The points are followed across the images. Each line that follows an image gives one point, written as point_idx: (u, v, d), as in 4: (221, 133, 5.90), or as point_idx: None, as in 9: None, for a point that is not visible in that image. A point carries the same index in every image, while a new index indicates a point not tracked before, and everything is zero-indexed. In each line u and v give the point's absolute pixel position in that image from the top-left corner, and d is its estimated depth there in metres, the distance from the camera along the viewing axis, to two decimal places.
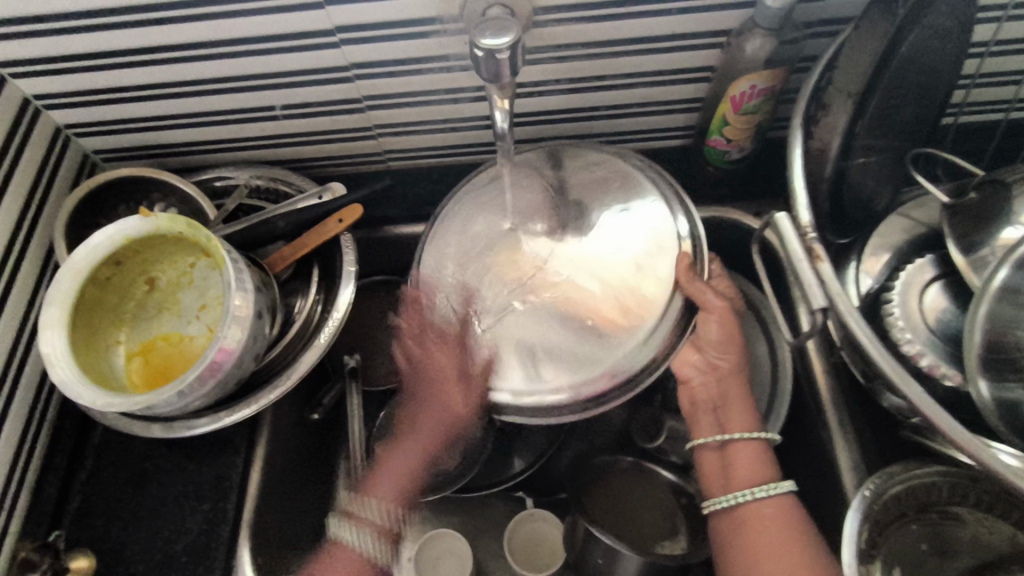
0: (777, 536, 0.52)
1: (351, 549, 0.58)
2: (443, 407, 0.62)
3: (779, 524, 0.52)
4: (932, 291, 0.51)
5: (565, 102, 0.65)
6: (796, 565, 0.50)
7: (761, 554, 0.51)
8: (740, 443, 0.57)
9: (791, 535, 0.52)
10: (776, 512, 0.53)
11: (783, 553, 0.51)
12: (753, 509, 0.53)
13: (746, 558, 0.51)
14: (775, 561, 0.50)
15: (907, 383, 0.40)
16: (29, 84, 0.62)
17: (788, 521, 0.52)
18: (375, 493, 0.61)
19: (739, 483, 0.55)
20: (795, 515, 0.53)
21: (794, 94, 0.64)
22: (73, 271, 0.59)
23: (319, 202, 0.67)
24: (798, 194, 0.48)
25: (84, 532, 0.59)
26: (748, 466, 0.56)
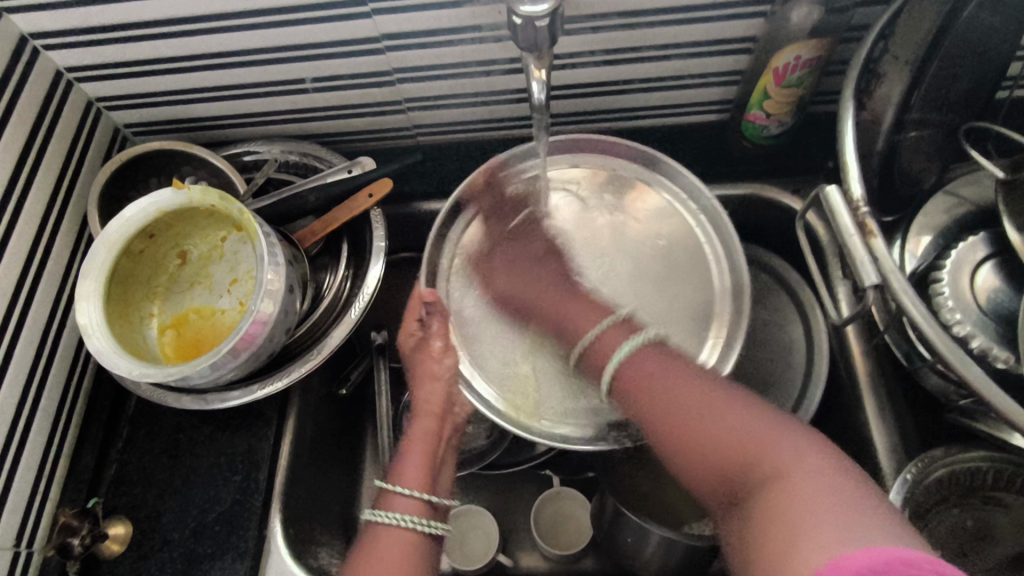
0: (688, 399, 0.48)
1: (406, 494, 0.53)
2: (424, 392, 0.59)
3: (676, 387, 0.49)
4: (983, 270, 0.49)
5: (599, 75, 0.63)
6: (726, 415, 0.46)
7: (697, 430, 0.46)
8: (630, 357, 0.52)
9: (695, 393, 0.48)
10: (655, 376, 0.50)
11: (708, 414, 0.46)
12: (642, 378, 0.51)
13: (690, 448, 0.46)
14: (712, 425, 0.46)
15: (964, 364, 0.39)
16: (62, 56, 0.62)
17: (674, 373, 0.50)
18: (409, 442, 0.57)
19: (651, 403, 0.49)
20: (670, 363, 0.51)
21: (839, 66, 0.61)
22: (107, 242, 0.59)
23: (349, 176, 0.67)
24: (848, 168, 0.46)
25: (123, 499, 0.61)
26: (654, 370, 0.51)
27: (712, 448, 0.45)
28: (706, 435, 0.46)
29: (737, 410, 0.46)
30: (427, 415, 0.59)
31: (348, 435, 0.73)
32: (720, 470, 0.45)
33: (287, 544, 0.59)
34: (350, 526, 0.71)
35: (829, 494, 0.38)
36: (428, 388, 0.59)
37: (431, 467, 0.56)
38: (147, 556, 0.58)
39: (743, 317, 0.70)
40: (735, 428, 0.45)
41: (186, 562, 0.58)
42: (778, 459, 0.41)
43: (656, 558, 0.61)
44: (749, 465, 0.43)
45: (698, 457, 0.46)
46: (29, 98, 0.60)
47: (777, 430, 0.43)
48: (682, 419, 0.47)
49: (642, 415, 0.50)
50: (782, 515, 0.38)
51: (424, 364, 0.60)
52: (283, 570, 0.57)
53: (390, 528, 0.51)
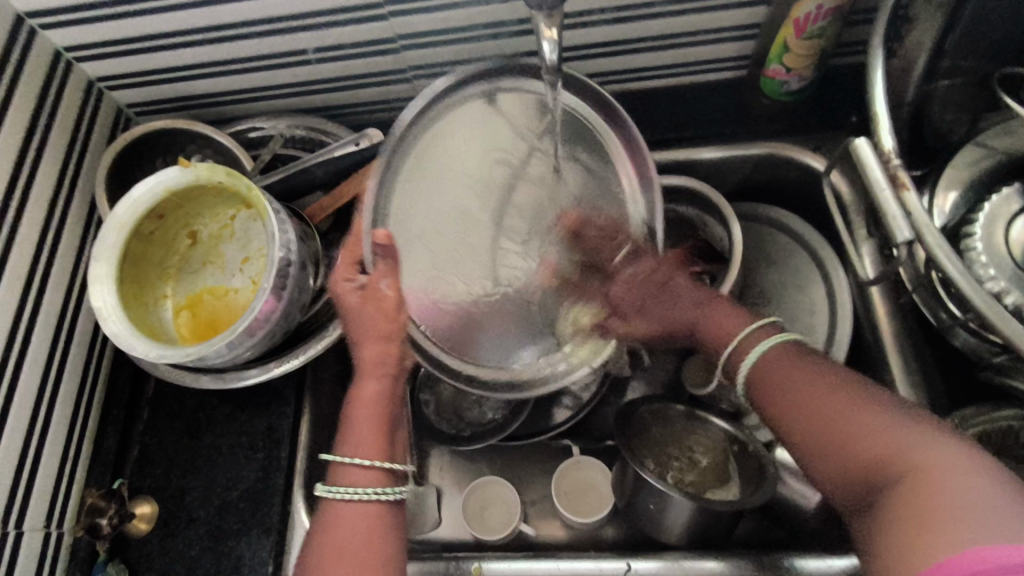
0: (815, 394, 0.43)
1: (361, 464, 0.46)
2: (372, 351, 0.51)
3: (800, 382, 0.45)
4: (1018, 224, 0.47)
5: (611, 34, 0.61)
6: (857, 411, 0.41)
7: (826, 427, 0.42)
8: (766, 354, 0.47)
9: (815, 386, 0.44)
10: (796, 369, 0.45)
11: (836, 409, 0.42)
12: (772, 374, 0.46)
13: (818, 451, 0.42)
14: (835, 422, 0.41)
15: (1003, 321, 0.37)
16: (60, 36, 0.60)
17: (806, 373, 0.45)
18: (355, 404, 0.49)
19: (776, 398, 0.45)
20: (805, 360, 0.46)
21: (862, 14, 0.59)
22: (117, 224, 0.58)
23: (356, 149, 0.64)
24: (876, 120, 0.44)
25: (146, 480, 0.61)
26: (785, 369, 0.46)
27: (843, 448, 0.40)
28: (846, 437, 0.41)
29: (888, 415, 0.40)
30: (375, 374, 0.50)
31: None
32: (856, 476, 0.40)
33: (309, 520, 0.57)
34: None
35: (975, 512, 0.33)
36: (375, 344, 0.51)
37: (385, 437, 0.48)
38: (174, 535, 0.59)
39: (763, 280, 0.69)
40: (871, 423, 0.40)
41: (213, 539, 0.59)
42: (925, 458, 0.36)
43: (680, 526, 0.61)
44: (881, 474, 0.38)
45: (834, 463, 0.41)
46: (29, 80, 0.59)
47: (933, 438, 0.37)
48: (818, 421, 0.42)
49: (771, 413, 0.46)
50: (923, 525, 0.34)
51: (376, 322, 0.51)
52: (307, 545, 0.57)
53: (348, 505, 0.45)
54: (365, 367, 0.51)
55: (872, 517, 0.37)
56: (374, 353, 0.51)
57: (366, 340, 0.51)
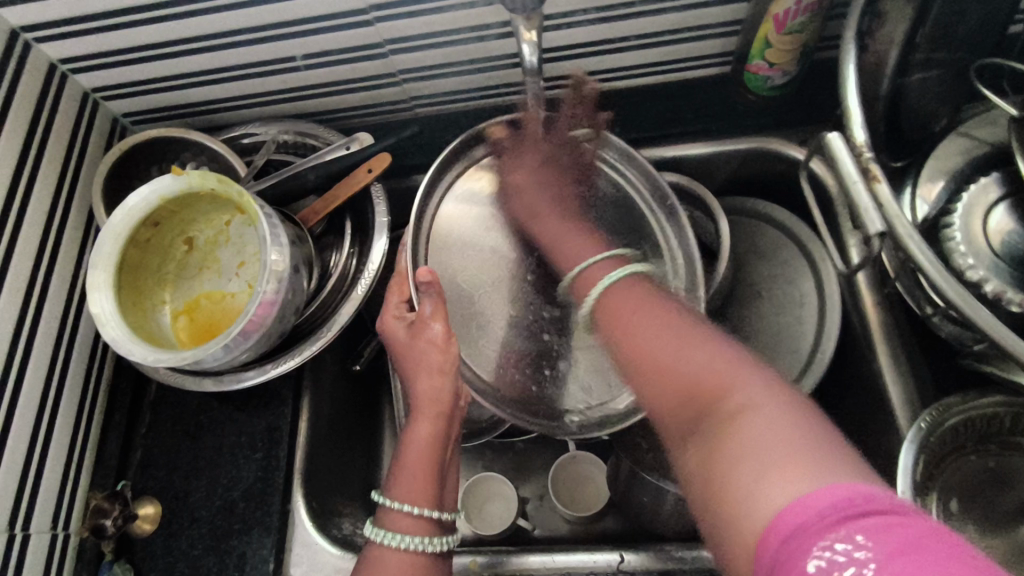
0: (669, 334, 0.45)
1: (410, 513, 0.53)
2: (423, 391, 0.56)
3: (653, 321, 0.46)
4: (996, 213, 0.47)
5: (595, 33, 0.61)
6: (695, 348, 0.43)
7: (656, 359, 0.44)
8: (615, 284, 0.51)
9: (670, 325, 0.45)
10: (637, 308, 0.48)
11: (677, 348, 0.43)
12: (614, 307, 0.49)
13: (662, 388, 0.42)
14: (683, 359, 0.42)
15: (974, 309, 0.38)
16: (54, 49, 0.62)
17: (664, 317, 0.46)
18: (408, 444, 0.56)
19: (630, 338, 0.46)
20: (654, 298, 0.49)
21: (842, 8, 0.59)
22: (114, 232, 0.59)
23: (347, 153, 0.66)
24: (851, 114, 0.45)
25: (149, 481, 0.63)
26: (631, 301, 0.49)
27: (667, 384, 0.42)
28: (687, 373, 0.42)
29: (710, 352, 0.42)
30: (427, 415, 0.56)
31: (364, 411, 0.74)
32: (687, 408, 0.41)
33: (309, 517, 0.60)
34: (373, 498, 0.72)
35: (788, 444, 0.34)
36: (428, 380, 0.56)
37: (429, 477, 0.54)
38: (177, 535, 0.60)
39: (753, 273, 0.70)
40: (695, 357, 0.42)
41: (215, 538, 0.60)
42: (741, 391, 0.39)
43: (673, 517, 0.62)
44: (707, 405, 0.39)
45: (671, 395, 0.42)
46: (25, 93, 0.60)
47: (741, 377, 0.40)
48: (668, 361, 0.43)
49: (611, 339, 0.48)
50: (738, 456, 0.35)
51: (421, 361, 0.56)
52: (306, 542, 0.60)
53: (390, 548, 0.52)
54: (417, 405, 0.56)
55: (700, 451, 0.38)
56: (423, 391, 0.56)
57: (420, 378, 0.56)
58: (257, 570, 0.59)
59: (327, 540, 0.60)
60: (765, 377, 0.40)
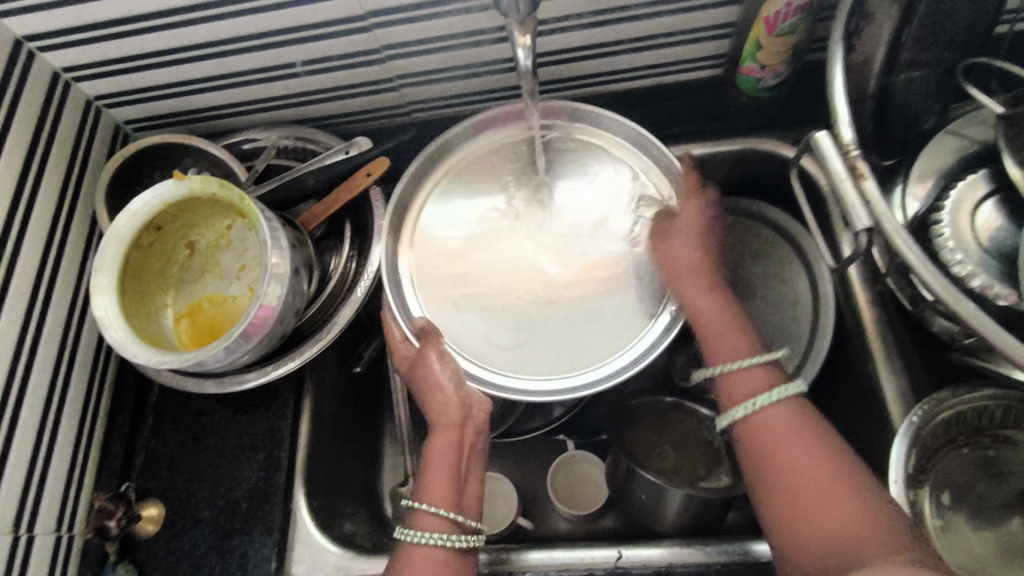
0: (805, 455, 0.47)
1: (433, 513, 0.51)
2: (450, 436, 0.55)
3: (788, 430, 0.49)
4: (984, 210, 0.48)
5: (590, 37, 0.62)
6: (827, 467, 0.47)
7: (784, 467, 0.48)
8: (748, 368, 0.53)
9: (810, 436, 0.48)
10: (788, 426, 0.49)
11: (810, 461, 0.47)
12: (766, 432, 0.50)
13: (783, 506, 0.47)
14: (811, 488, 0.46)
15: (959, 302, 0.38)
16: (57, 56, 0.63)
17: (803, 428, 0.49)
18: (426, 473, 0.54)
19: (755, 432, 0.50)
20: (803, 414, 0.50)
21: (833, 10, 0.60)
22: (117, 237, 0.60)
23: (347, 157, 0.67)
24: (838, 112, 0.45)
25: (152, 482, 0.63)
26: (772, 423, 0.50)
27: (794, 498, 0.46)
28: (807, 498, 0.46)
29: (852, 488, 0.45)
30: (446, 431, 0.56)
31: (364, 413, 0.75)
32: (822, 544, 0.44)
33: (311, 519, 0.61)
34: (373, 498, 0.73)
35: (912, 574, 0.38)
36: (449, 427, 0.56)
37: (456, 481, 0.53)
38: (180, 535, 0.61)
39: (747, 273, 0.70)
40: (824, 476, 0.46)
41: (217, 538, 0.60)
42: (880, 535, 0.42)
43: (671, 513, 0.62)
44: (845, 542, 0.43)
45: (795, 521, 0.46)
46: (29, 100, 0.61)
47: (874, 520, 0.43)
48: (793, 482, 0.47)
49: (745, 460, 0.50)
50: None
51: (443, 412, 0.56)
52: (309, 541, 0.60)
53: (418, 548, 0.50)
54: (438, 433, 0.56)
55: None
56: (446, 437, 0.55)
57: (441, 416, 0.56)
58: (258, 569, 0.59)
59: (327, 539, 0.60)
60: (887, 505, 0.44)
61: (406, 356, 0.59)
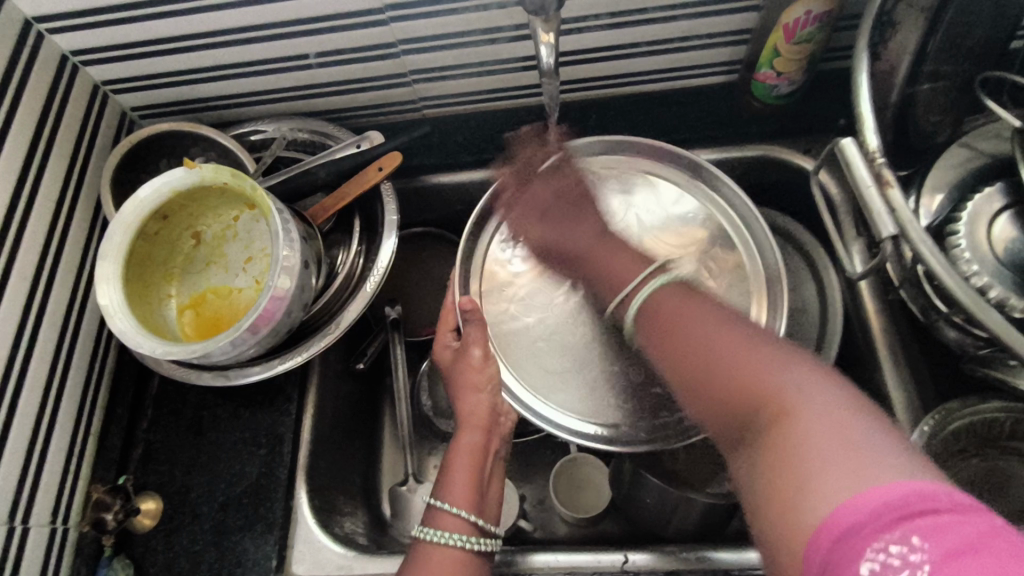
0: (716, 334, 0.42)
1: (456, 514, 0.53)
2: (476, 430, 0.58)
3: (710, 320, 0.44)
4: (1000, 222, 0.48)
5: (607, 39, 0.62)
6: (739, 346, 0.41)
7: (694, 347, 0.43)
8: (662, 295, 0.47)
9: (723, 325, 0.43)
10: (689, 308, 0.45)
11: (718, 338, 0.42)
12: (667, 315, 0.46)
13: (694, 370, 0.42)
14: (731, 361, 0.40)
15: (983, 311, 0.38)
16: (66, 39, 0.61)
17: (718, 315, 0.44)
18: (451, 469, 0.56)
19: (669, 318, 0.45)
20: (699, 301, 0.46)
21: (850, 20, 0.61)
22: (123, 224, 0.59)
23: (358, 151, 0.67)
24: (864, 120, 0.45)
25: (151, 476, 0.62)
26: (678, 306, 0.46)
27: (718, 368, 0.41)
28: (726, 373, 0.40)
29: (763, 349, 0.40)
30: (473, 428, 0.59)
31: (365, 410, 0.74)
32: (733, 407, 0.39)
33: (312, 516, 0.60)
34: (373, 496, 0.72)
35: (841, 450, 0.32)
36: (477, 420, 0.59)
37: (477, 483, 0.56)
38: (179, 530, 0.60)
39: None
40: (741, 353, 0.40)
41: (217, 534, 0.59)
42: (791, 393, 0.36)
43: (677, 518, 0.62)
44: (756, 412, 0.38)
45: (711, 395, 0.41)
46: (37, 82, 0.60)
47: (806, 376, 0.37)
48: (706, 363, 0.42)
49: (657, 350, 0.46)
50: (792, 449, 0.34)
51: (475, 413, 0.59)
52: (310, 541, 0.58)
53: (439, 552, 0.51)
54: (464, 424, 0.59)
55: (746, 455, 0.37)
56: (471, 432, 0.58)
57: (469, 400, 0.59)
58: (258, 566, 0.58)
59: (328, 537, 0.59)
60: (838, 390, 0.36)
61: (448, 347, 0.63)
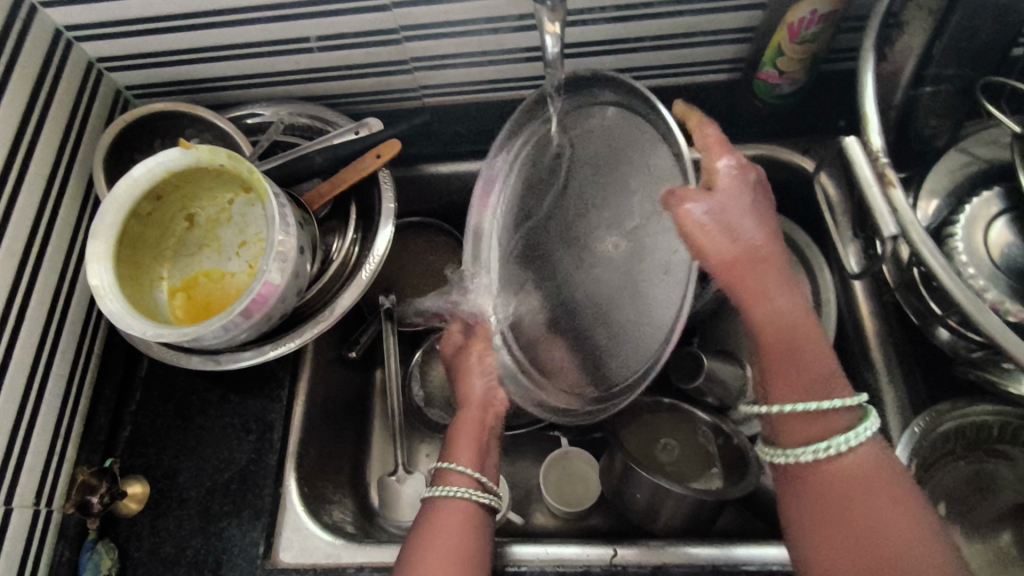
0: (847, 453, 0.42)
1: (463, 471, 0.52)
2: (478, 413, 0.57)
3: (820, 358, 0.45)
4: (997, 226, 0.49)
5: (610, 32, 0.62)
6: (894, 504, 0.40)
7: (830, 484, 0.42)
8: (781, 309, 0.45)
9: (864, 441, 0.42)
10: (822, 360, 0.44)
11: (842, 472, 0.42)
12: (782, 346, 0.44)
13: (819, 500, 0.42)
14: (846, 473, 0.41)
15: (981, 313, 0.39)
16: (61, 13, 0.60)
17: (890, 471, 0.42)
18: (454, 448, 0.55)
19: (806, 394, 0.43)
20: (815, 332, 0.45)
21: (854, 22, 0.61)
22: (115, 203, 0.58)
23: (357, 137, 0.66)
24: (867, 120, 0.45)
25: (137, 459, 0.61)
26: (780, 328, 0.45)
27: (842, 497, 0.41)
28: (852, 498, 0.41)
29: (868, 472, 0.41)
30: (478, 405, 0.58)
31: (356, 399, 0.74)
32: (857, 549, 0.40)
33: (301, 503, 0.60)
34: (362, 486, 0.71)
35: None
36: (478, 398, 0.58)
37: (479, 455, 0.55)
38: (165, 514, 0.59)
39: None
40: (897, 522, 0.40)
41: (204, 520, 0.59)
42: (910, 544, 0.39)
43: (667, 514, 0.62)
44: (873, 563, 0.39)
45: (829, 517, 0.41)
46: (30, 56, 0.59)
47: (918, 534, 0.40)
48: (832, 480, 0.42)
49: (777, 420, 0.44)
50: None
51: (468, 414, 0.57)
52: (299, 528, 0.59)
53: (447, 501, 0.51)
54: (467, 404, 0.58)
55: None
56: (471, 416, 0.57)
57: (476, 377, 0.59)
58: (245, 552, 0.57)
59: (317, 525, 0.59)
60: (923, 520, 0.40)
61: (452, 341, 0.62)
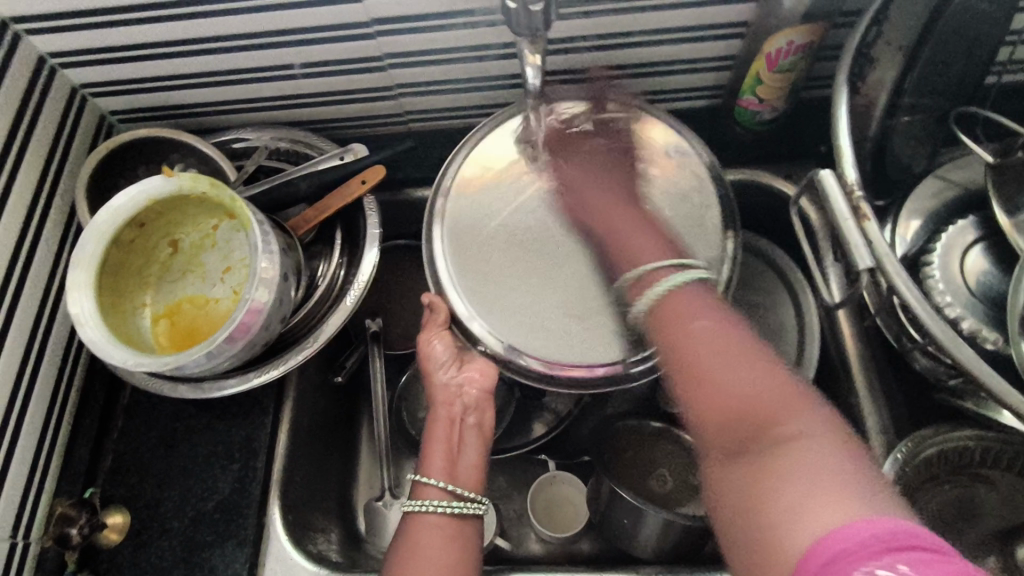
0: (712, 332, 0.45)
1: (435, 485, 0.54)
2: (442, 411, 0.58)
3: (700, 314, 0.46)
4: (972, 254, 0.50)
5: (592, 60, 0.63)
6: (747, 355, 0.44)
7: (694, 364, 0.44)
8: (687, 286, 0.48)
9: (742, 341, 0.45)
10: (700, 309, 0.47)
11: (721, 343, 0.44)
12: (678, 306, 0.47)
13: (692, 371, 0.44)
14: (725, 367, 0.43)
15: (954, 344, 0.40)
16: (45, 41, 0.60)
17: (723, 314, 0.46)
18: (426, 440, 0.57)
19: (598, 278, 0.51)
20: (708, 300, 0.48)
21: (832, 50, 0.62)
22: (97, 232, 0.58)
23: (342, 163, 0.66)
24: (841, 153, 0.46)
25: (119, 489, 0.61)
26: (692, 304, 0.47)
27: (722, 372, 0.43)
28: (727, 390, 0.43)
29: (756, 362, 0.43)
30: (444, 403, 0.58)
31: (341, 423, 0.74)
32: (739, 415, 0.41)
33: (286, 533, 0.58)
34: (349, 512, 0.71)
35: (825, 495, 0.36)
36: (444, 376, 0.58)
37: (450, 449, 0.57)
38: (146, 546, 0.59)
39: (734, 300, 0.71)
40: (760, 376, 0.42)
41: (187, 550, 0.58)
42: (796, 425, 0.40)
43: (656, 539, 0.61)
44: (756, 427, 0.41)
45: (704, 389, 0.43)
46: (12, 84, 0.59)
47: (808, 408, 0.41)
48: (702, 367, 0.44)
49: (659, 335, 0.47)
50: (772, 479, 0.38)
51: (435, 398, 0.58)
52: (281, 557, 0.57)
53: (426, 517, 0.53)
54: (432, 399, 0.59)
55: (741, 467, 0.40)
56: (438, 419, 0.58)
57: (434, 373, 0.58)
58: None
59: (301, 553, 0.57)
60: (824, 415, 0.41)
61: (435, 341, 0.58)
